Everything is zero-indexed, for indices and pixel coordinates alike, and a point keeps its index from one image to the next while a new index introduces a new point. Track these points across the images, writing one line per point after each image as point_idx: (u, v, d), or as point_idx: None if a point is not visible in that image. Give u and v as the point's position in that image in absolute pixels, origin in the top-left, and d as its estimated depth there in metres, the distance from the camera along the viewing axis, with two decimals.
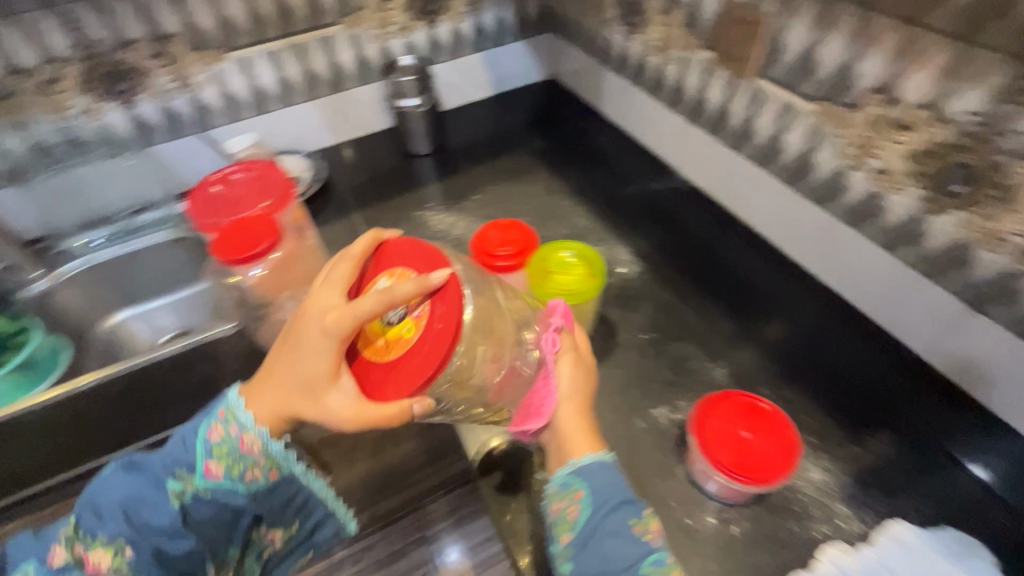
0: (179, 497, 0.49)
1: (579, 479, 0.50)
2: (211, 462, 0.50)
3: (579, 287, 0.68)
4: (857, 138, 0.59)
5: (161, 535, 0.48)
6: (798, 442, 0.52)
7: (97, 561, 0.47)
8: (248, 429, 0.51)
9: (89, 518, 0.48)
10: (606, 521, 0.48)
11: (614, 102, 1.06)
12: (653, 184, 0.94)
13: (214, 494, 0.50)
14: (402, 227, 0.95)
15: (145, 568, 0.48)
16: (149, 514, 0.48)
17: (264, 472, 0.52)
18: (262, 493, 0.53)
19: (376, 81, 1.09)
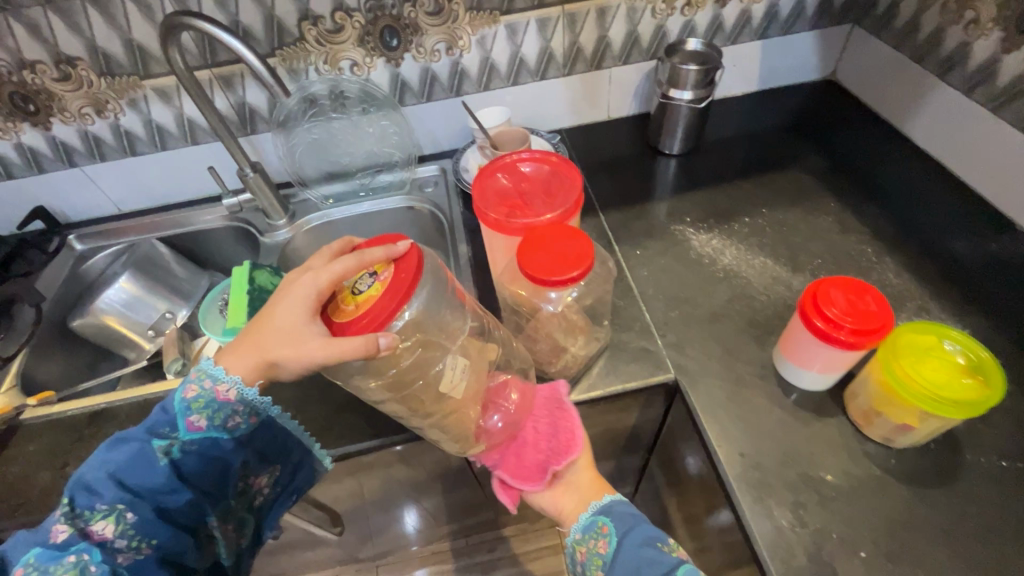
0: (165, 453, 0.49)
1: (602, 515, 0.58)
2: (190, 415, 0.50)
3: (982, 400, 0.48)
4: None
5: (158, 493, 0.49)
6: None
7: (104, 528, 0.47)
8: (220, 380, 0.51)
9: (82, 494, 0.47)
10: (634, 539, 0.54)
11: (938, 126, 0.85)
12: (992, 246, 0.75)
13: (198, 444, 0.51)
14: (657, 240, 0.81)
15: (150, 527, 0.48)
16: (140, 479, 0.48)
17: (245, 417, 0.53)
18: (243, 437, 0.54)
19: (639, 61, 0.95)
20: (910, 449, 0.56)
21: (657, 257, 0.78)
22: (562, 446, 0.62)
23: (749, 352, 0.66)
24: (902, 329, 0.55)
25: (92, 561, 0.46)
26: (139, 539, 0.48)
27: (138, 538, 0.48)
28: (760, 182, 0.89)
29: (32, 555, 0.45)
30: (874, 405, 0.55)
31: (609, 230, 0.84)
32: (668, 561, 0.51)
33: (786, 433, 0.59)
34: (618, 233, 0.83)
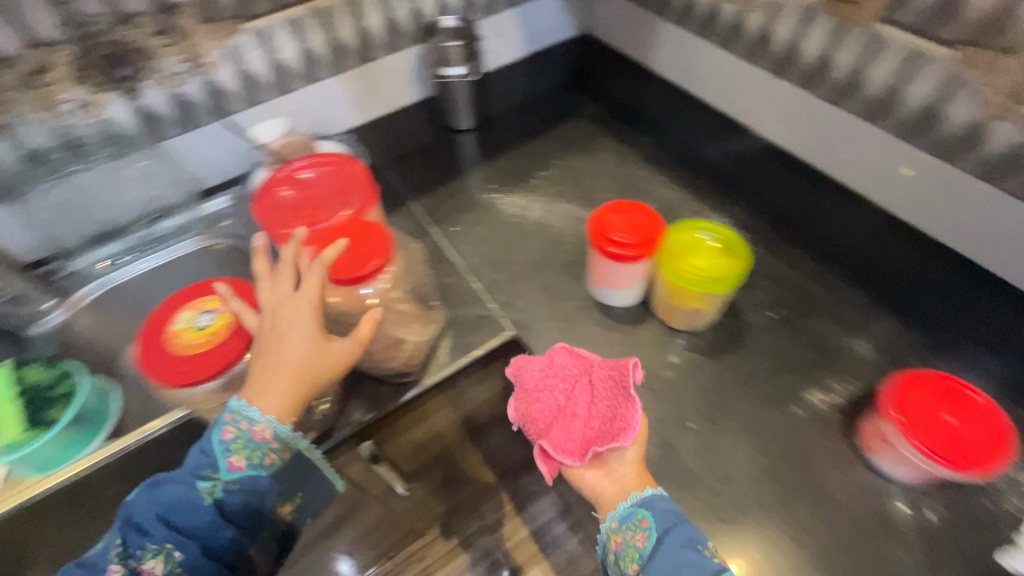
0: (209, 493, 0.44)
1: (640, 508, 0.49)
2: (230, 456, 0.45)
3: (738, 272, 0.59)
4: (1008, 86, 0.58)
5: (196, 535, 0.44)
6: (1007, 428, 0.49)
7: (151, 566, 0.43)
8: (257, 418, 0.45)
9: (131, 532, 0.44)
10: (678, 536, 0.46)
11: (671, 58, 0.99)
12: (732, 148, 0.91)
13: (238, 488, 0.45)
14: (469, 213, 0.84)
15: (197, 565, 0.44)
16: (183, 515, 0.44)
17: (281, 457, 0.46)
18: (278, 476, 0.46)
19: (407, 47, 0.95)
20: (708, 327, 0.67)
21: (474, 229, 0.81)
22: (613, 430, 0.54)
23: (571, 290, 0.73)
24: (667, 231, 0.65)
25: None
26: (189, 571, 0.44)
27: (185, 570, 0.44)
28: (548, 138, 0.96)
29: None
30: (672, 303, 0.65)
31: (423, 216, 0.84)
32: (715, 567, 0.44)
33: (616, 349, 0.67)
34: (433, 217, 0.84)
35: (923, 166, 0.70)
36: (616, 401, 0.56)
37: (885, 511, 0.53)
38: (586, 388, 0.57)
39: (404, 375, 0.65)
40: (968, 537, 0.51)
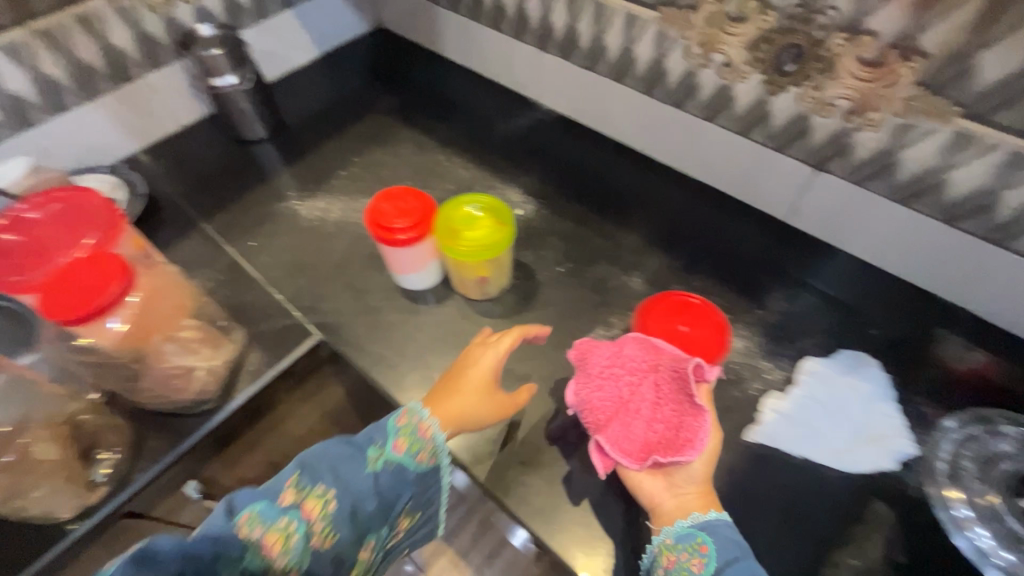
0: (373, 463, 0.50)
1: (702, 532, 0.48)
2: (398, 437, 0.52)
3: (500, 238, 0.63)
4: (700, 37, 0.67)
5: (364, 492, 0.49)
6: (725, 324, 0.58)
7: (309, 509, 0.46)
8: (426, 415, 0.53)
9: (310, 470, 0.48)
10: (747, 567, 0.46)
11: (456, 42, 1.02)
12: (520, 120, 0.95)
13: (391, 467, 0.50)
14: (267, 225, 0.81)
15: (344, 522, 0.47)
16: (346, 483, 0.48)
17: (428, 458, 0.53)
18: (422, 475, 0.52)
19: (170, 62, 0.89)
20: (503, 292, 0.72)
21: (273, 240, 0.79)
22: (678, 442, 0.52)
23: (375, 282, 0.74)
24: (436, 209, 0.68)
25: (297, 533, 0.45)
26: (335, 530, 0.47)
27: (329, 530, 0.46)
28: (346, 136, 0.95)
29: (256, 505, 0.46)
30: (459, 275, 0.68)
31: (218, 236, 0.80)
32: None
33: (422, 331, 0.69)
34: (229, 234, 0.81)
35: (660, 113, 0.79)
36: (683, 406, 0.53)
37: None
38: (652, 385, 0.54)
39: (201, 403, 0.63)
40: (721, 424, 0.59)
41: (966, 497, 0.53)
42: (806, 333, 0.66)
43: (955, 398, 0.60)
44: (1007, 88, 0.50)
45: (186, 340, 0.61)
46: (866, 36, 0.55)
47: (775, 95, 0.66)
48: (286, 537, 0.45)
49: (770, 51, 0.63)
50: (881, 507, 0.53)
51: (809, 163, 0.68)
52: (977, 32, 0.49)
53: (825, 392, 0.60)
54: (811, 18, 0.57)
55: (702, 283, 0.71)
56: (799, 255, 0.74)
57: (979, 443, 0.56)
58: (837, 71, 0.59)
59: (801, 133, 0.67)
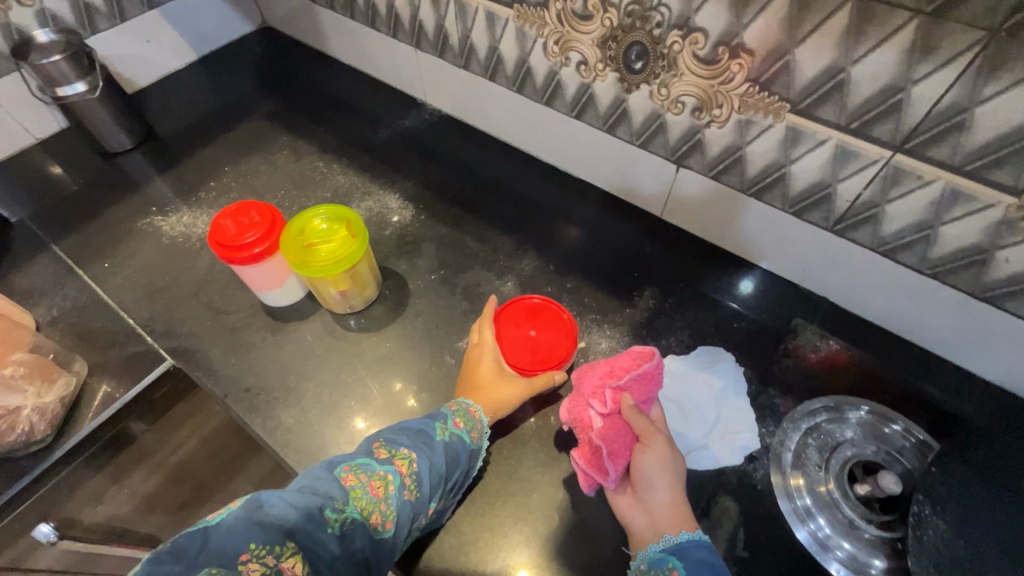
0: (441, 434, 0.52)
1: (674, 557, 0.46)
2: (452, 418, 0.54)
3: (354, 246, 0.61)
4: (555, 36, 0.66)
5: (433, 457, 0.50)
6: (572, 323, 0.62)
7: (396, 467, 0.48)
8: (473, 402, 0.56)
9: (397, 437, 0.51)
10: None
11: (340, 41, 0.98)
12: (405, 121, 0.92)
13: (455, 436, 0.53)
14: (125, 243, 0.76)
15: (418, 482, 0.48)
16: (426, 447, 0.51)
17: (476, 437, 0.54)
18: (472, 453, 0.53)
19: (8, 70, 0.81)
20: (372, 303, 0.70)
21: (130, 260, 0.75)
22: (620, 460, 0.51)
23: (236, 301, 0.70)
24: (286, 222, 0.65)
25: (392, 483, 0.47)
26: (413, 488, 0.48)
27: (409, 487, 0.48)
28: (220, 144, 0.90)
29: (357, 460, 0.48)
30: (317, 289, 0.65)
31: (67, 258, 0.75)
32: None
33: (284, 350, 0.66)
34: (80, 256, 0.75)
35: (533, 111, 0.78)
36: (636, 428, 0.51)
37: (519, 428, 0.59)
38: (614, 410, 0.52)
39: (30, 444, 0.59)
40: None
41: (808, 484, 0.55)
42: (670, 330, 0.66)
43: (805, 387, 0.61)
44: (824, 84, 0.51)
45: (9, 378, 0.57)
46: (698, 34, 0.55)
47: (630, 94, 0.65)
48: (384, 485, 0.47)
49: (618, 49, 0.62)
50: (728, 501, 0.54)
51: (670, 160, 0.68)
52: (790, 28, 0.49)
53: (679, 390, 0.60)
54: (647, 16, 0.57)
55: (575, 283, 0.71)
56: (671, 250, 0.74)
57: (824, 431, 0.58)
58: (678, 69, 0.59)
59: (659, 131, 0.66)
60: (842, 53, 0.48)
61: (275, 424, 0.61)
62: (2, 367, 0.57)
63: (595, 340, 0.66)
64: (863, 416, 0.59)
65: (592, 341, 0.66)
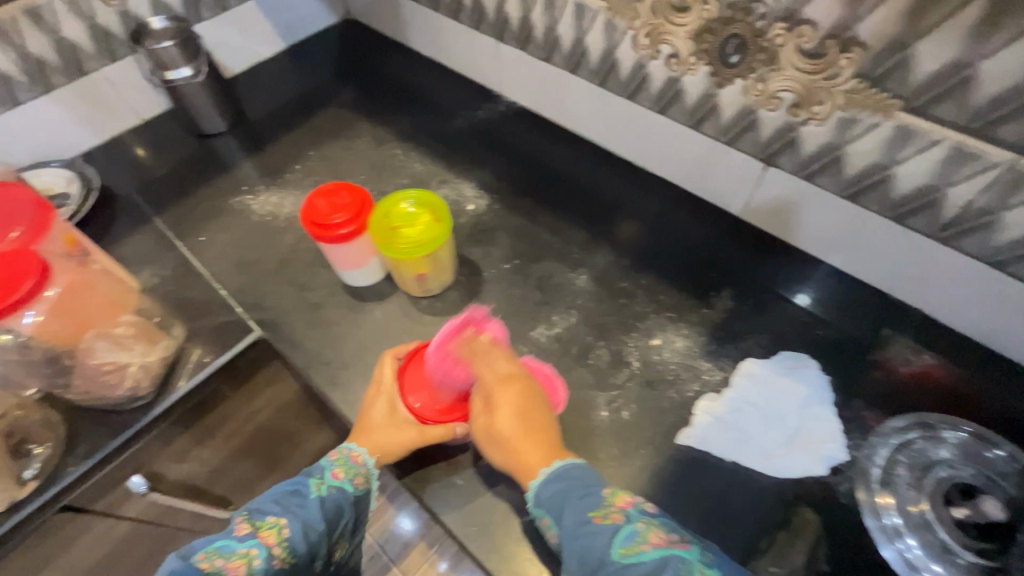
0: (317, 490, 0.51)
1: (538, 506, 0.49)
2: (333, 468, 0.53)
3: (438, 231, 0.63)
4: (646, 28, 0.65)
5: (308, 517, 0.49)
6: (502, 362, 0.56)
7: (264, 538, 0.47)
8: (355, 445, 0.54)
9: (258, 507, 0.49)
10: (571, 514, 0.46)
11: (420, 33, 1.01)
12: (481, 112, 0.93)
13: (326, 493, 0.51)
14: (219, 220, 0.81)
15: (296, 543, 0.48)
16: (298, 509, 0.50)
17: (363, 482, 0.54)
18: (358, 500, 0.54)
19: (127, 54, 0.88)
20: (447, 288, 0.71)
21: (222, 235, 0.79)
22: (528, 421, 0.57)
23: (319, 279, 0.73)
24: (374, 204, 0.67)
25: (260, 557, 0.46)
26: (286, 556, 0.47)
27: (287, 552, 0.47)
28: (305, 129, 0.94)
29: (213, 542, 0.46)
30: (397, 271, 0.67)
31: (167, 230, 0.80)
32: (606, 534, 0.44)
33: (362, 328, 0.69)
34: (179, 229, 0.81)
35: (615, 105, 0.77)
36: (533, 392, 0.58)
37: (591, 420, 0.59)
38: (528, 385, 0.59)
39: (135, 400, 0.63)
40: (655, 424, 0.58)
41: (897, 503, 0.52)
42: (749, 333, 0.64)
43: (897, 401, 0.58)
44: (945, 80, 0.48)
45: (120, 336, 0.61)
46: (805, 26, 0.53)
47: (721, 88, 0.64)
48: (247, 562, 0.45)
49: (713, 42, 0.61)
50: (809, 512, 0.52)
51: (759, 157, 0.66)
52: (912, 20, 0.47)
53: (761, 395, 0.58)
54: (751, 7, 0.55)
55: (650, 280, 0.70)
56: (752, 251, 0.72)
57: (916, 449, 0.55)
58: (780, 63, 0.57)
59: (749, 127, 0.64)
60: (970, 47, 0.45)
61: (353, 397, 0.63)
62: (114, 326, 0.60)
63: (669, 338, 0.64)
64: (963, 437, 0.55)
65: (666, 339, 0.64)
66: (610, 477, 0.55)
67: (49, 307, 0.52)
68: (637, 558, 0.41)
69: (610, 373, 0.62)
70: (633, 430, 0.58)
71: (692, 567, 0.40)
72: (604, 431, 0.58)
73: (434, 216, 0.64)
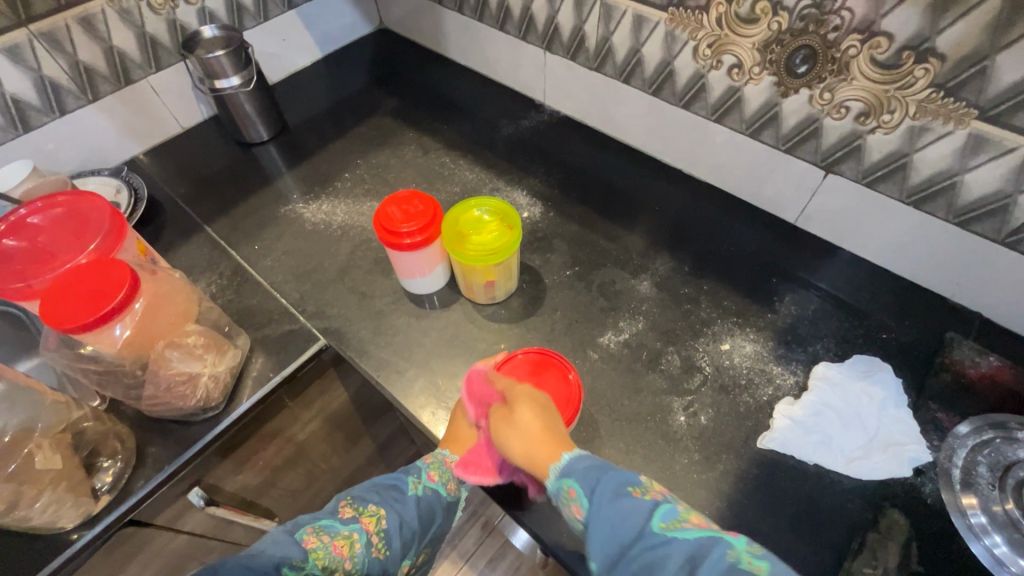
0: (413, 488, 0.52)
1: (564, 475, 0.47)
2: (429, 469, 0.54)
3: (510, 239, 0.63)
4: (709, 39, 0.67)
5: (404, 511, 0.50)
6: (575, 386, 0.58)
7: (365, 523, 0.48)
8: (449, 450, 0.55)
9: (359, 495, 0.50)
10: (603, 494, 0.44)
11: (460, 42, 1.01)
12: (525, 121, 0.94)
13: (424, 492, 0.53)
14: (271, 228, 0.81)
15: (393, 535, 0.48)
16: (396, 503, 0.51)
17: (455, 490, 0.55)
18: (450, 507, 0.55)
19: (173, 62, 0.88)
20: (510, 296, 0.71)
21: (277, 243, 0.79)
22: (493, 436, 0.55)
23: (380, 287, 0.73)
24: (443, 213, 0.67)
25: (360, 541, 0.46)
26: (382, 546, 0.48)
27: (382, 543, 0.48)
28: (349, 137, 0.94)
29: (320, 520, 0.47)
30: (466, 279, 0.67)
31: (220, 239, 0.80)
32: (645, 509, 0.42)
33: (430, 336, 0.69)
34: (232, 237, 0.80)
35: (668, 115, 0.79)
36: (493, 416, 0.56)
37: (670, 425, 0.59)
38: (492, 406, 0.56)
39: (206, 410, 0.62)
40: (733, 428, 0.59)
41: (982, 504, 0.53)
42: (816, 338, 0.65)
43: (970, 403, 0.59)
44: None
45: (191, 346, 0.59)
46: (880, 38, 0.54)
47: (785, 98, 0.65)
48: (350, 543, 0.46)
49: (780, 53, 0.62)
50: (897, 513, 0.53)
51: (820, 166, 0.67)
52: (994, 32, 0.48)
53: (839, 398, 0.59)
54: (824, 20, 0.57)
55: (712, 286, 0.70)
56: (811, 258, 0.73)
57: (994, 450, 0.55)
58: (851, 73, 0.58)
59: (812, 136, 0.66)
60: None
61: (427, 405, 0.63)
62: (184, 335, 0.59)
63: (738, 343, 0.65)
64: None
65: (734, 344, 0.65)
66: (694, 482, 0.55)
67: (134, 320, 0.53)
68: (684, 534, 0.40)
69: (683, 379, 0.62)
70: (712, 435, 0.58)
71: (741, 553, 0.37)
72: (683, 436, 0.58)
73: (506, 225, 0.64)
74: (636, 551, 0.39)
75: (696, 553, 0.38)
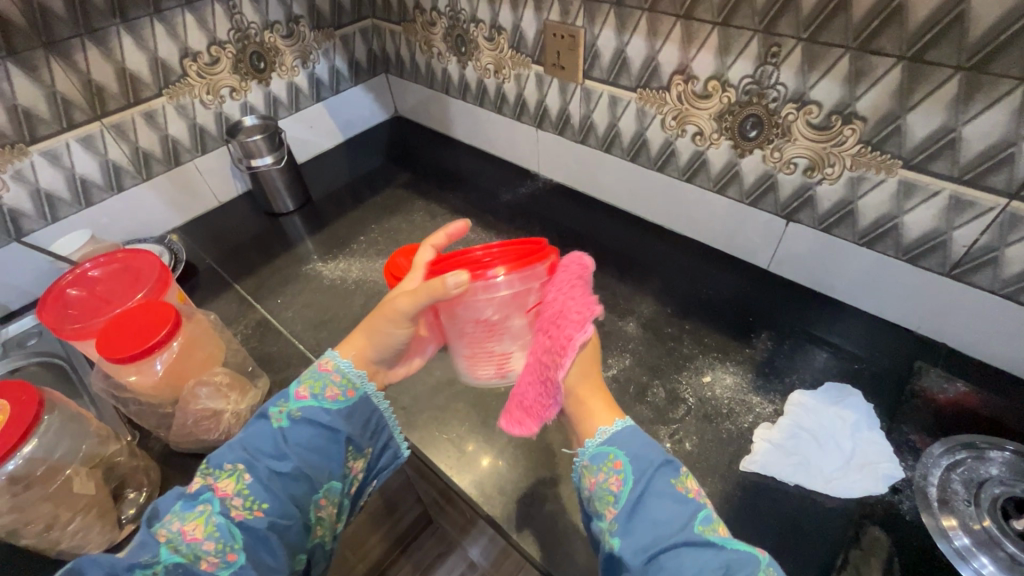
0: (277, 419, 0.52)
1: (615, 447, 0.50)
2: (298, 388, 0.53)
3: None
4: (673, 113, 0.78)
5: (269, 456, 0.50)
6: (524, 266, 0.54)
7: (224, 487, 0.49)
8: (328, 356, 0.56)
9: (217, 454, 0.51)
10: (655, 481, 0.47)
11: (463, 125, 1.16)
12: (522, 188, 1.05)
13: (303, 413, 0.52)
14: (294, 285, 0.90)
15: (264, 485, 0.49)
16: (258, 451, 0.50)
17: (343, 391, 0.54)
18: (348, 412, 0.54)
19: (217, 147, 1.02)
20: None
21: (297, 298, 0.87)
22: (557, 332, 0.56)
23: None
24: None
25: (214, 512, 0.48)
26: (246, 499, 0.48)
27: (252, 501, 0.49)
28: (366, 207, 1.05)
29: (177, 505, 0.49)
30: None
31: (247, 295, 0.89)
32: (691, 506, 0.46)
33: (433, 373, 0.74)
34: (258, 293, 0.89)
35: (644, 177, 0.89)
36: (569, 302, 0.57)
37: None
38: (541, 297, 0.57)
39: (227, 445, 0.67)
40: (718, 453, 0.62)
41: (961, 523, 0.55)
42: (792, 369, 0.70)
43: (942, 425, 0.62)
44: (937, 141, 0.58)
45: (219, 384, 0.64)
46: (812, 105, 0.65)
47: (742, 158, 0.75)
48: (204, 520, 0.48)
49: (733, 121, 0.73)
50: (877, 531, 0.55)
51: (781, 215, 0.76)
52: (902, 97, 0.58)
53: (812, 421, 0.63)
54: (764, 93, 0.68)
55: (694, 326, 0.76)
56: (783, 298, 0.79)
57: (966, 468, 0.58)
58: (793, 135, 0.68)
59: (769, 189, 0.75)
60: (953, 115, 0.56)
61: (429, 437, 0.67)
62: (212, 374, 0.65)
63: (719, 375, 0.70)
64: (1008, 455, 0.59)
65: (715, 376, 0.70)
66: None
67: (170, 356, 0.59)
68: (717, 540, 0.43)
69: (668, 408, 0.66)
70: (698, 460, 0.61)
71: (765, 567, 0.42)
72: None
73: None
74: (680, 546, 0.43)
75: (730, 562, 0.42)
